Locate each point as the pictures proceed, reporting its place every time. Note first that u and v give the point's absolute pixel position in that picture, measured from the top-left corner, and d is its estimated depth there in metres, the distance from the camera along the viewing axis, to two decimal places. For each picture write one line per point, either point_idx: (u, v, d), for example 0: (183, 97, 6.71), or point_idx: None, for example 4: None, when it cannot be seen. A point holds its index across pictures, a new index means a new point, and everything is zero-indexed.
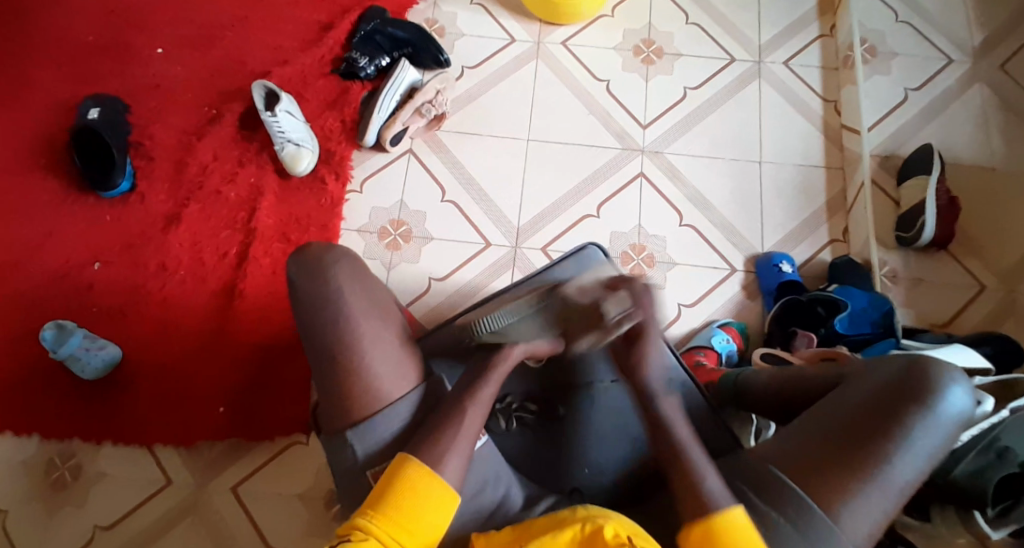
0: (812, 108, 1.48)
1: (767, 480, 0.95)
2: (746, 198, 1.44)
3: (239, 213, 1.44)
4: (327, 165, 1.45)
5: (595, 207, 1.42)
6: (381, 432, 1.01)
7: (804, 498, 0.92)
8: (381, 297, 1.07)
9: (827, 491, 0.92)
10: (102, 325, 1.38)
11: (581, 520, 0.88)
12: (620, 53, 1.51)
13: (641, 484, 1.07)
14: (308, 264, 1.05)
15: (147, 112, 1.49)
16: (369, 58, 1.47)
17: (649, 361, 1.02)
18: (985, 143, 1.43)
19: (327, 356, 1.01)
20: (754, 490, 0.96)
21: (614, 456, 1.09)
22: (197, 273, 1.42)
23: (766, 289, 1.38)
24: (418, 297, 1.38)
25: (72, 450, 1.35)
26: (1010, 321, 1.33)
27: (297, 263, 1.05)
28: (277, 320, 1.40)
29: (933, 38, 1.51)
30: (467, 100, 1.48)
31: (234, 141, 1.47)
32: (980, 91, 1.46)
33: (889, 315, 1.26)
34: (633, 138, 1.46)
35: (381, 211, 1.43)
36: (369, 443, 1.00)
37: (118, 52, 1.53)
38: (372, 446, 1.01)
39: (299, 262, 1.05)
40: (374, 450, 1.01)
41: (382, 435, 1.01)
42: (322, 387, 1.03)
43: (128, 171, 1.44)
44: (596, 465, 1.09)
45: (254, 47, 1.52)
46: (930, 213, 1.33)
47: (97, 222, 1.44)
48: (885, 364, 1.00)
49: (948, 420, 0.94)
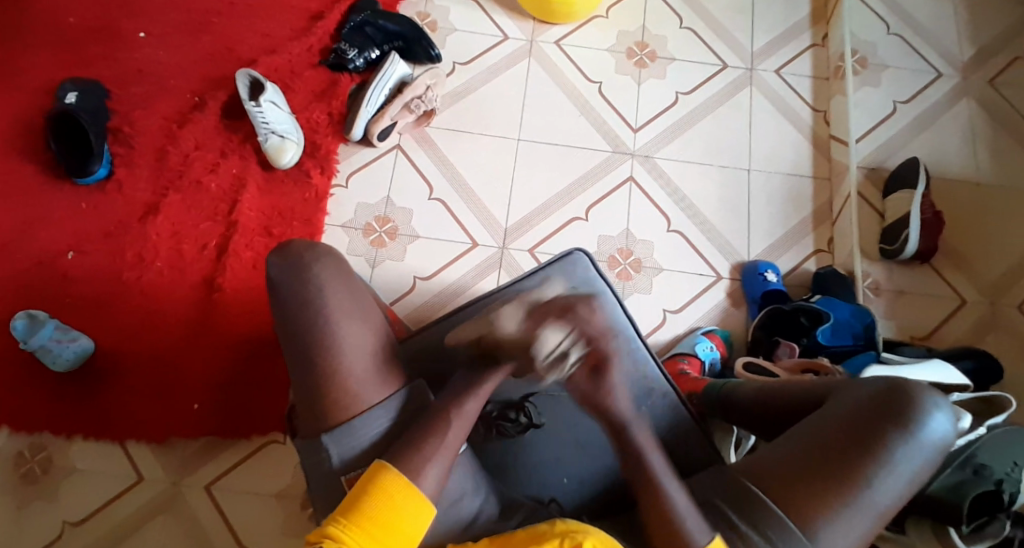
0: (803, 118, 1.48)
1: (746, 494, 0.96)
2: (734, 206, 1.44)
3: (221, 205, 1.41)
4: (313, 159, 1.42)
5: (584, 210, 1.41)
6: (363, 438, 1.00)
7: (785, 518, 0.92)
8: (366, 301, 1.06)
9: (808, 513, 0.92)
10: (75, 315, 1.35)
11: (559, 536, 0.87)
12: (613, 55, 1.50)
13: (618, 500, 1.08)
14: (292, 265, 1.03)
15: (127, 96, 1.45)
16: (359, 51, 1.43)
17: (613, 391, 1.00)
18: (969, 160, 1.44)
19: (312, 362, 1.00)
20: (735, 507, 0.95)
21: (598, 465, 1.11)
22: (175, 265, 1.39)
23: (751, 297, 1.38)
24: (402, 295, 1.37)
25: (42, 442, 1.32)
26: (989, 336, 1.36)
27: (281, 264, 1.02)
28: (257, 317, 1.37)
29: (923, 52, 1.51)
30: (457, 97, 1.46)
31: (218, 131, 1.44)
32: (967, 107, 1.47)
33: (871, 328, 1.29)
34: (624, 142, 1.45)
35: (366, 207, 1.41)
36: (347, 448, 0.99)
37: (99, 34, 1.48)
38: (350, 451, 0.99)
39: (284, 262, 1.03)
40: (353, 457, 1.00)
41: (365, 438, 1.00)
42: (305, 392, 1.01)
43: (106, 157, 1.40)
44: (577, 477, 1.11)
45: (240, 34, 1.48)
46: (915, 226, 1.34)
47: (74, 209, 1.40)
48: (868, 383, 1.00)
49: (929, 443, 0.95)
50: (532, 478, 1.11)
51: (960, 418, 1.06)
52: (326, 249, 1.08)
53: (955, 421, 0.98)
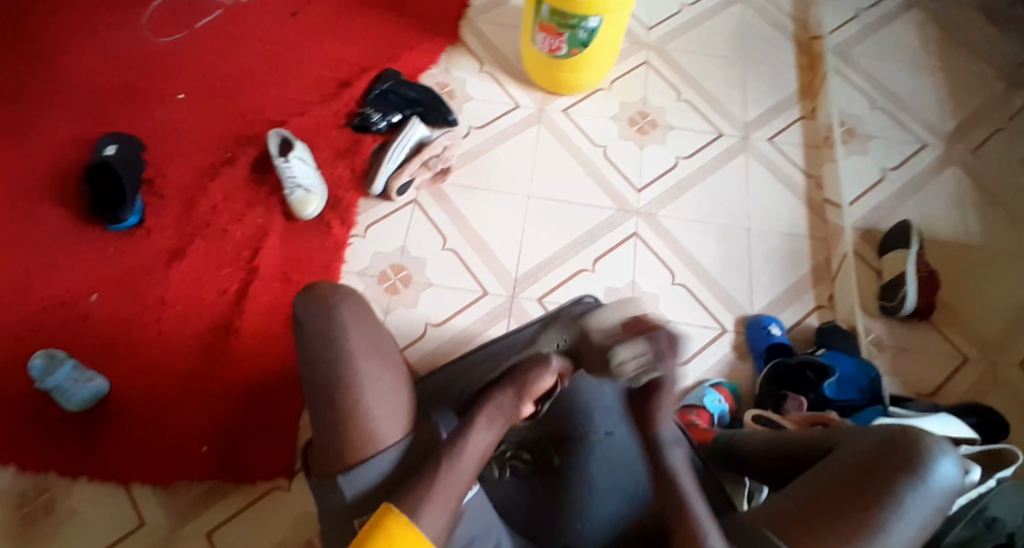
0: (796, 183, 1.57)
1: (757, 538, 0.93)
2: (735, 261, 1.49)
3: (243, 252, 1.47)
4: (334, 211, 1.49)
5: (591, 262, 1.47)
6: (371, 479, 0.96)
7: None
8: (387, 345, 1.03)
9: None
10: (91, 357, 1.37)
11: None
12: (617, 122, 1.61)
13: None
14: (317, 303, 1.02)
15: (163, 153, 1.55)
16: (382, 114, 1.56)
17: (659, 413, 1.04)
18: (960, 223, 1.52)
19: (330, 394, 0.97)
20: None
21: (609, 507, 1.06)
22: (193, 308, 1.43)
23: (756, 350, 1.41)
24: (413, 342, 1.40)
25: (47, 483, 1.30)
26: (994, 393, 1.37)
27: (307, 301, 1.02)
28: (274, 360, 1.39)
29: (907, 123, 1.63)
30: (472, 157, 1.56)
31: (246, 184, 1.52)
32: (953, 173, 1.57)
33: (876, 382, 1.31)
34: (628, 200, 1.53)
35: (383, 256, 1.47)
36: (358, 482, 0.95)
37: (142, 96, 1.60)
38: (359, 489, 0.95)
39: (308, 300, 1.02)
40: (361, 494, 0.95)
41: (371, 476, 0.95)
42: (320, 426, 0.98)
43: (138, 207, 1.47)
44: (591, 521, 1.05)
45: (274, 99, 1.61)
46: (910, 283, 1.40)
47: (101, 253, 1.46)
48: (874, 431, 1.00)
49: (939, 492, 0.94)
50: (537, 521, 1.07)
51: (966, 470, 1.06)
52: (350, 290, 1.06)
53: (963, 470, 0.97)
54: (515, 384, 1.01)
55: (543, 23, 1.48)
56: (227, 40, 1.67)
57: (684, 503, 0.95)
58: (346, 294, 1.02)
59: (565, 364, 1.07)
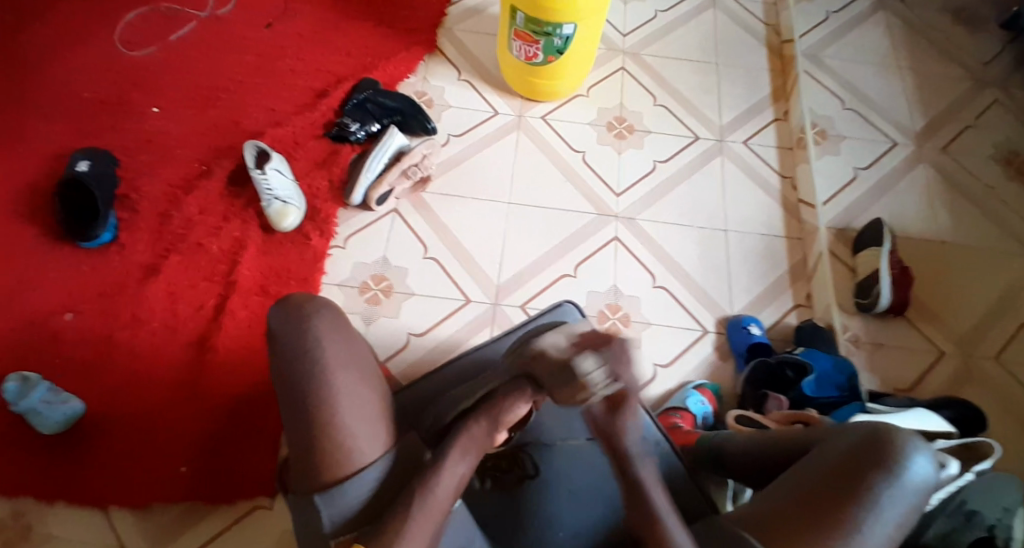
0: (772, 184, 1.60)
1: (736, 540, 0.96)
2: (714, 263, 1.51)
3: (221, 265, 1.45)
4: (313, 222, 1.48)
5: (572, 267, 1.47)
6: (352, 500, 0.96)
7: None
8: (364, 358, 1.02)
9: None
10: (65, 377, 1.34)
11: None
12: (595, 128, 1.62)
13: None
14: (292, 314, 1.00)
15: (136, 167, 1.52)
16: (361, 124, 1.55)
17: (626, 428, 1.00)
18: (931, 220, 1.55)
19: (306, 409, 0.96)
20: None
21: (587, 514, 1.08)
22: (171, 324, 1.40)
23: (736, 350, 1.43)
24: (396, 352, 1.39)
25: (21, 508, 1.27)
26: (968, 386, 1.40)
27: (283, 312, 1.00)
28: (255, 374, 1.38)
29: (878, 123, 1.66)
30: (451, 165, 1.55)
31: (222, 197, 1.51)
32: (923, 172, 1.60)
33: (854, 379, 1.33)
34: (608, 205, 1.54)
35: (364, 266, 1.46)
36: (337, 507, 0.95)
37: (114, 110, 1.58)
38: (340, 513, 0.96)
39: (285, 311, 1.00)
40: (342, 518, 0.96)
41: (353, 497, 0.96)
42: (299, 443, 0.97)
43: (111, 223, 1.45)
44: (571, 529, 1.07)
45: (249, 110, 1.59)
46: (885, 280, 1.42)
47: (74, 270, 1.43)
48: (851, 431, 1.02)
49: (913, 489, 0.95)
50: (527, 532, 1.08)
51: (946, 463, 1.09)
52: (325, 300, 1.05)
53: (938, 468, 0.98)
54: (488, 414, 1.02)
55: (519, 31, 1.48)
56: (201, 51, 1.65)
57: (647, 496, 0.97)
58: (321, 305, 1.01)
59: (540, 390, 1.08)
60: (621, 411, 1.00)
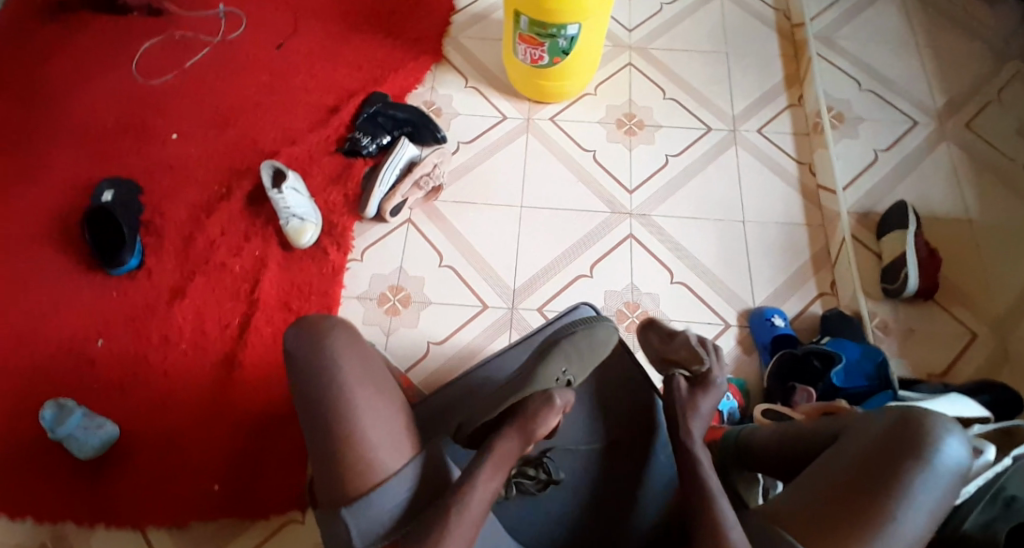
0: (789, 171, 1.57)
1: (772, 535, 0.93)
2: (734, 256, 1.49)
3: (243, 284, 1.48)
4: (330, 237, 1.50)
5: (589, 267, 1.47)
6: (379, 508, 0.94)
7: None
8: (381, 373, 1.04)
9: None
10: (101, 401, 1.39)
11: None
12: (604, 125, 1.61)
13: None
14: (308, 338, 1.02)
15: (158, 193, 1.56)
16: (371, 138, 1.57)
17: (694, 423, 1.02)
18: (957, 199, 1.51)
19: (328, 424, 0.97)
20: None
21: (614, 522, 1.06)
22: (199, 344, 1.44)
23: (761, 343, 1.41)
24: (417, 361, 1.40)
25: (65, 531, 1.31)
26: (1005, 368, 1.36)
27: (298, 336, 1.03)
28: (281, 390, 1.40)
29: (897, 103, 1.62)
30: (463, 172, 1.56)
31: (241, 217, 1.54)
32: (947, 150, 1.56)
33: (884, 367, 1.30)
34: (622, 203, 1.53)
35: (381, 278, 1.48)
36: (365, 521, 0.93)
37: (135, 137, 1.62)
38: (369, 524, 0.94)
39: (299, 335, 1.03)
40: (372, 530, 0.94)
41: (382, 507, 0.94)
42: (320, 459, 0.98)
43: (137, 249, 1.49)
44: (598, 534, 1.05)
45: (263, 131, 1.62)
46: (912, 265, 1.39)
47: (104, 297, 1.47)
48: (879, 417, 1.00)
49: (946, 473, 0.93)
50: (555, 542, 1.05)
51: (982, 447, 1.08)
52: (339, 320, 1.07)
53: (971, 448, 0.96)
54: (521, 426, 1.00)
55: (522, 34, 1.48)
56: (214, 75, 1.69)
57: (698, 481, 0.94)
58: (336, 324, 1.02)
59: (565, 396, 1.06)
60: (706, 394, 1.05)
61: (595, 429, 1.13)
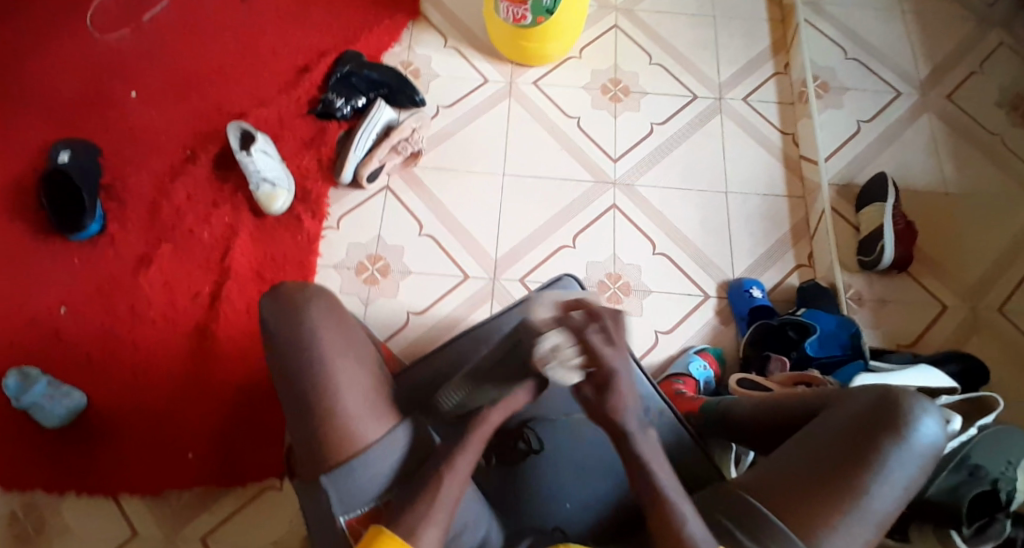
0: (773, 141, 1.56)
1: (748, 513, 0.90)
2: (716, 227, 1.48)
3: (213, 253, 1.42)
4: (303, 204, 1.45)
5: (571, 238, 1.45)
6: (365, 483, 0.93)
7: (789, 534, 0.87)
8: (359, 342, 1.00)
9: (810, 523, 0.87)
10: (66, 371, 1.33)
11: None
12: (589, 91, 1.57)
13: (623, 526, 1.03)
14: (285, 306, 0.97)
15: (119, 154, 1.48)
16: (346, 99, 1.50)
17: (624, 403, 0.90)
18: (936, 172, 1.52)
19: (306, 400, 0.93)
20: (738, 524, 0.90)
21: (595, 489, 1.05)
22: (168, 314, 1.39)
23: (739, 314, 1.41)
24: (396, 332, 1.38)
25: (34, 501, 1.27)
26: (973, 339, 1.39)
27: (274, 304, 0.97)
28: (255, 361, 1.36)
29: (882, 74, 1.61)
30: (442, 138, 1.52)
31: (209, 181, 1.47)
32: (928, 122, 1.56)
33: (857, 337, 1.32)
34: (605, 172, 1.50)
35: (358, 247, 1.44)
36: (349, 489, 0.92)
37: (92, 96, 1.53)
38: (351, 496, 0.92)
39: (276, 303, 0.98)
40: (355, 501, 0.93)
41: (363, 480, 0.92)
42: (301, 434, 0.95)
43: (99, 214, 1.42)
44: (579, 500, 1.05)
45: (230, 90, 1.54)
46: (888, 237, 1.40)
47: (66, 264, 1.41)
48: (857, 394, 0.97)
49: (919, 453, 0.91)
50: (540, 509, 1.04)
51: (949, 420, 1.03)
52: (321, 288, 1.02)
53: (944, 428, 0.94)
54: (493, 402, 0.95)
55: None
56: (177, 30, 1.59)
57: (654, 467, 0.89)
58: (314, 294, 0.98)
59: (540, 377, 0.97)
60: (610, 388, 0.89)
61: (576, 399, 1.11)
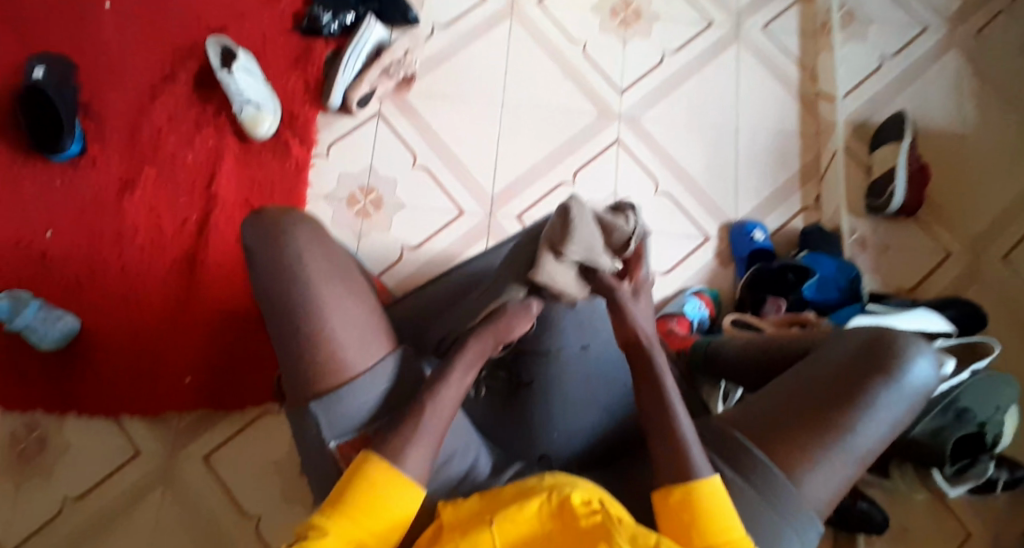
0: (788, 73, 1.47)
1: (729, 443, 0.85)
2: (721, 166, 1.42)
3: (198, 178, 1.37)
4: (292, 129, 1.39)
5: (572, 173, 1.39)
6: (357, 411, 0.84)
7: (769, 465, 0.81)
8: (346, 263, 0.88)
9: (790, 453, 0.82)
10: (53, 296, 1.31)
11: (546, 489, 0.72)
12: (597, 15, 1.49)
13: (612, 452, 0.97)
14: (264, 230, 0.85)
15: (99, 71, 1.41)
16: (332, 14, 1.41)
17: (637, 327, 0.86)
18: (956, 112, 1.45)
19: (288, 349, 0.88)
20: (719, 455, 0.84)
21: (586, 420, 0.97)
22: (154, 242, 1.35)
23: (739, 255, 1.36)
24: (389, 266, 1.34)
25: (35, 420, 1.28)
26: (974, 287, 1.36)
27: (253, 227, 0.85)
28: (243, 290, 1.34)
29: (910, 5, 1.51)
30: (437, 62, 1.44)
31: (192, 102, 1.40)
32: (954, 58, 1.48)
33: (856, 281, 1.28)
34: (610, 104, 1.44)
35: (350, 176, 1.39)
36: (338, 418, 0.83)
37: (68, 8, 1.44)
38: (343, 423, 0.83)
39: (256, 226, 0.85)
40: (349, 428, 0.84)
41: (354, 407, 0.83)
42: None
43: (78, 134, 1.36)
44: (568, 429, 0.96)
45: (214, 5, 1.45)
46: (900, 181, 1.34)
47: (48, 187, 1.36)
48: (850, 335, 0.91)
49: (912, 392, 0.85)
50: (521, 443, 0.96)
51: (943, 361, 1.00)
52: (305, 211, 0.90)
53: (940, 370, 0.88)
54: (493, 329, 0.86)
55: None
56: None
57: None
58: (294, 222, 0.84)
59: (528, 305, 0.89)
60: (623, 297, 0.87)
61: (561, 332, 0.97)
